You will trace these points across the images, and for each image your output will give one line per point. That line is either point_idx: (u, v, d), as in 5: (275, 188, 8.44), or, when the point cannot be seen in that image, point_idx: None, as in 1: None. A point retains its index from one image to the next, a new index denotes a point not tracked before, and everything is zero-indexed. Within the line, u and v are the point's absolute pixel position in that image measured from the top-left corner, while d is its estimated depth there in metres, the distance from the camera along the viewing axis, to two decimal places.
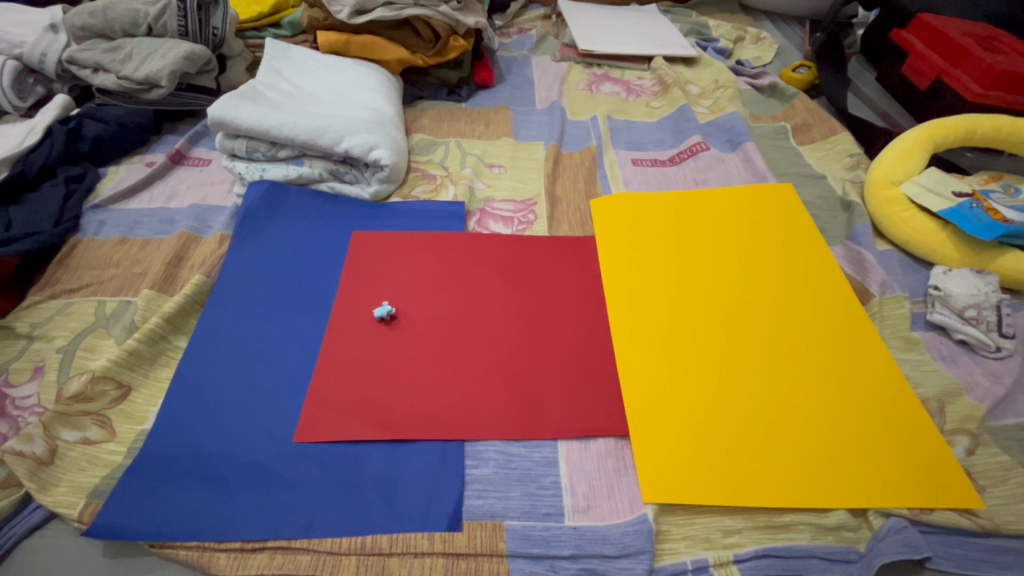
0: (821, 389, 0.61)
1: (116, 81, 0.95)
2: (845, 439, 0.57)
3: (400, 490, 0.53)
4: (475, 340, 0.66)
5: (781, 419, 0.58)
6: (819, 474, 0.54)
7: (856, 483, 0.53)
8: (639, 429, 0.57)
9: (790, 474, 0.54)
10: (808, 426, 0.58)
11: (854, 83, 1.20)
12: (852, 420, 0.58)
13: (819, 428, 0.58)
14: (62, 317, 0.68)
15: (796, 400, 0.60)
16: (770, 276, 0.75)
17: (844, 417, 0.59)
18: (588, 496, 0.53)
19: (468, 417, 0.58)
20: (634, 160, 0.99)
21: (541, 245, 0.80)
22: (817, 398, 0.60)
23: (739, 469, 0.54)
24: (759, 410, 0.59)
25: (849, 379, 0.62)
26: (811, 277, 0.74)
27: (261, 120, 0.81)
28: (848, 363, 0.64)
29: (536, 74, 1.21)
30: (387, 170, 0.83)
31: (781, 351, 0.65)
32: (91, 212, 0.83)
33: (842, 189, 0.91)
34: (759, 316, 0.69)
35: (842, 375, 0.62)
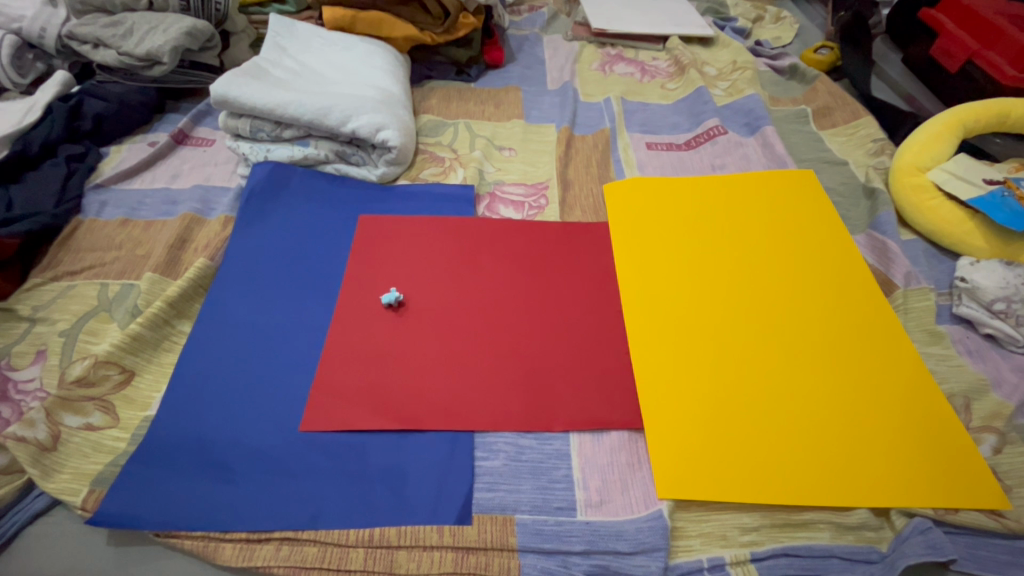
0: (845, 385, 0.59)
1: (118, 57, 0.92)
2: (870, 437, 0.55)
3: (409, 482, 0.52)
4: (486, 329, 0.64)
5: (805, 416, 0.56)
6: (844, 474, 0.52)
7: (882, 482, 0.52)
8: (656, 423, 0.56)
9: (814, 472, 0.52)
10: (833, 424, 0.56)
11: (877, 65, 1.16)
12: (877, 417, 0.56)
13: (843, 425, 0.56)
14: (64, 299, 0.66)
15: (819, 396, 0.58)
16: (791, 266, 0.72)
17: (869, 415, 0.57)
18: (601, 491, 0.51)
19: (478, 407, 0.57)
20: (648, 144, 0.96)
21: (553, 230, 0.78)
22: (841, 394, 0.58)
23: (760, 467, 0.52)
24: (781, 405, 0.57)
25: (874, 375, 0.60)
26: (834, 267, 0.72)
27: (265, 98, 0.78)
28: (872, 357, 0.61)
29: (548, 53, 1.17)
30: (395, 151, 0.81)
31: (802, 344, 0.63)
32: (92, 192, 0.82)
33: (865, 176, 0.87)
34: (779, 308, 0.67)
35: (867, 370, 0.60)
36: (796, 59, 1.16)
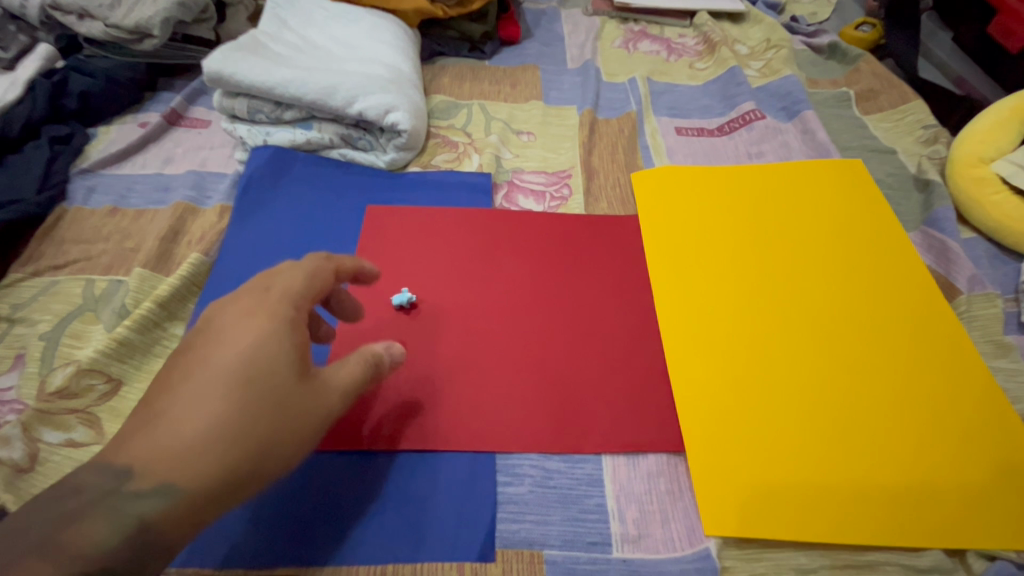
0: (906, 404, 0.53)
1: (105, 29, 0.85)
2: (936, 464, 0.50)
3: (425, 510, 0.47)
4: (508, 335, 0.59)
5: (863, 438, 0.51)
6: (907, 506, 0.48)
7: (948, 517, 0.47)
8: (700, 447, 0.50)
9: (875, 505, 0.48)
10: (894, 448, 0.51)
11: (924, 44, 1.07)
12: (943, 442, 0.51)
13: (906, 450, 0.51)
14: (46, 298, 0.61)
15: (879, 417, 0.52)
16: (841, 267, 0.65)
17: (934, 439, 0.51)
18: (640, 524, 0.46)
19: (504, 426, 0.52)
20: (677, 129, 0.88)
21: (578, 224, 0.71)
22: (902, 415, 0.53)
23: (816, 498, 0.48)
24: (837, 427, 0.52)
25: (937, 393, 0.54)
26: (887, 268, 0.65)
27: (263, 76, 0.71)
28: (934, 374, 0.56)
29: (567, 29, 1.09)
30: (405, 136, 0.74)
31: (858, 357, 0.57)
32: (78, 177, 0.75)
33: (917, 165, 0.80)
34: (831, 315, 0.60)
35: (929, 387, 0.55)
36: (835, 37, 1.07)
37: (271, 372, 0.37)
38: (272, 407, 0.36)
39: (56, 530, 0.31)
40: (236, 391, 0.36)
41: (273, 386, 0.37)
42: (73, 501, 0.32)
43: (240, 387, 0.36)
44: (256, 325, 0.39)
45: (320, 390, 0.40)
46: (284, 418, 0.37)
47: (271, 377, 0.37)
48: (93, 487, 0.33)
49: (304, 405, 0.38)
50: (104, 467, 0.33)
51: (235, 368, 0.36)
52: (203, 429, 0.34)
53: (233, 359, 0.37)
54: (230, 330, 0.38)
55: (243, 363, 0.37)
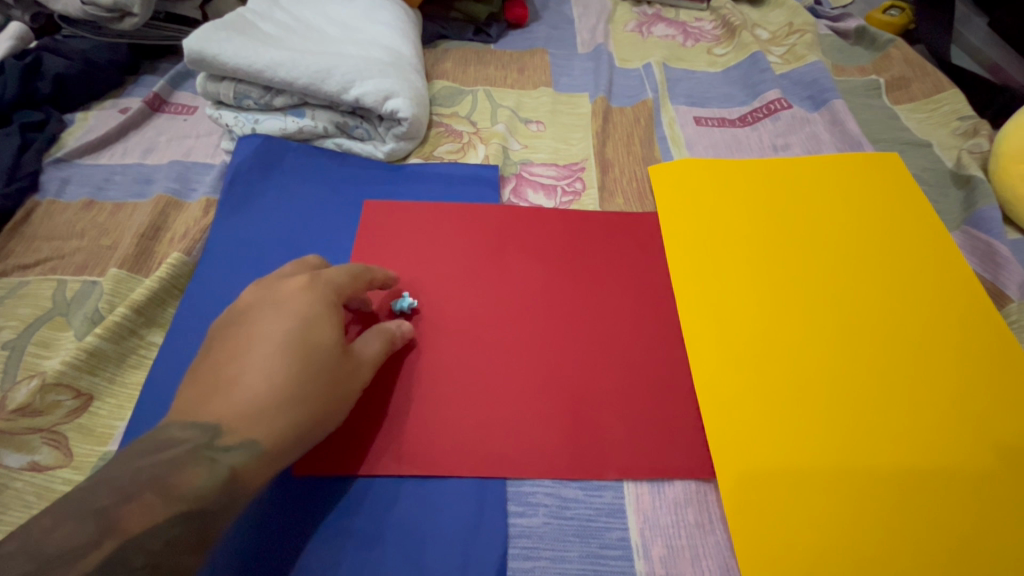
0: (931, 402, 0.52)
1: (81, 7, 0.79)
2: (963, 463, 0.49)
3: (432, 546, 0.44)
4: (520, 341, 0.55)
5: (890, 438, 0.50)
6: (936, 505, 0.47)
7: (978, 516, 0.46)
8: (723, 447, 0.49)
9: (903, 503, 0.47)
10: (920, 447, 0.50)
11: (957, 29, 1.01)
12: (969, 438, 0.50)
13: (934, 449, 0.50)
14: (13, 300, 0.56)
15: (904, 414, 0.51)
16: (867, 258, 0.63)
17: (960, 436, 0.50)
18: (666, 561, 0.44)
19: (519, 449, 0.48)
20: (696, 118, 0.82)
21: (593, 221, 0.66)
22: (928, 413, 0.52)
23: (847, 499, 0.47)
24: (863, 425, 0.51)
25: (965, 391, 0.53)
26: (915, 261, 0.63)
27: (250, 57, 0.65)
28: (962, 371, 0.54)
29: (576, 9, 1.01)
30: (406, 125, 0.68)
31: (883, 353, 0.55)
32: (52, 167, 0.69)
33: (955, 160, 0.75)
34: (855, 308, 0.59)
35: (954, 384, 0.53)
36: (863, 21, 1.01)
37: (326, 345, 0.42)
38: (328, 376, 0.42)
39: (161, 475, 0.34)
40: (300, 362, 0.40)
41: (330, 357, 0.42)
42: (168, 453, 0.35)
43: (302, 357, 0.40)
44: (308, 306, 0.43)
45: (359, 363, 0.45)
46: (337, 385, 0.42)
47: (327, 351, 0.42)
48: (186, 441, 0.36)
49: (350, 375, 0.43)
50: (191, 424, 0.37)
51: (299, 344, 0.41)
52: (277, 393, 0.39)
53: (294, 334, 0.41)
54: (286, 309, 0.43)
55: (306, 338, 0.41)
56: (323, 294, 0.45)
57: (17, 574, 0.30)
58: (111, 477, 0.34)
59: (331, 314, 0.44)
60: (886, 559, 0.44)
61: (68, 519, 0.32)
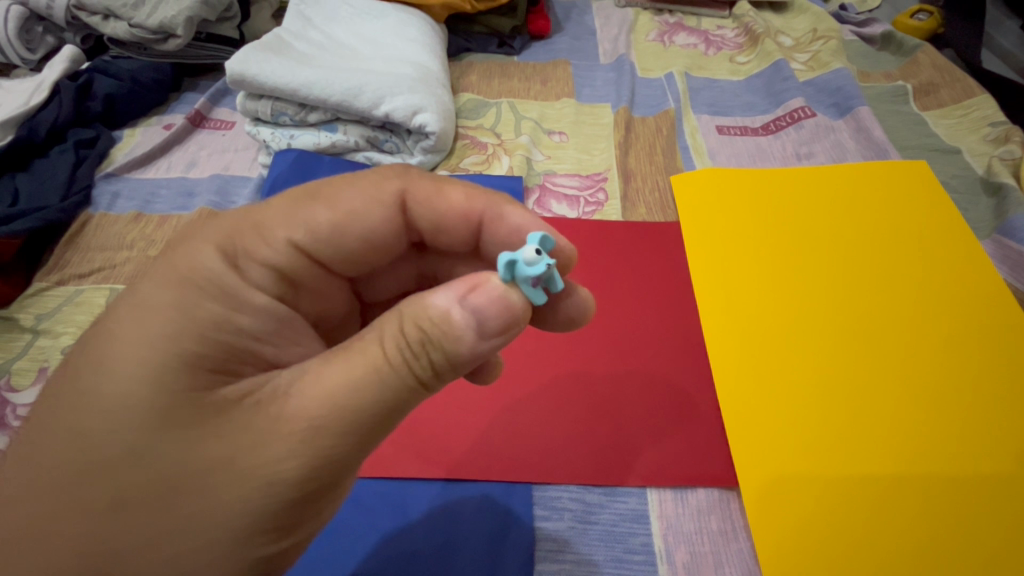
0: (962, 412, 0.52)
1: (129, 29, 0.84)
2: (996, 472, 0.49)
3: (460, 548, 0.45)
4: (546, 347, 0.56)
5: (921, 449, 0.50)
6: (965, 516, 0.47)
7: (1010, 526, 0.46)
8: (746, 453, 0.50)
9: (931, 510, 0.47)
10: (950, 456, 0.49)
11: (988, 32, 0.99)
12: (1002, 448, 0.50)
13: (964, 459, 0.49)
14: (70, 308, 0.60)
15: (933, 423, 0.51)
16: (895, 265, 0.63)
17: (994, 447, 0.50)
18: (690, 567, 0.45)
19: (545, 453, 0.50)
20: (719, 127, 0.83)
21: (617, 232, 0.67)
22: (958, 422, 0.51)
23: (873, 510, 0.47)
24: (891, 434, 0.51)
25: (993, 394, 0.53)
26: (946, 269, 0.62)
27: (287, 77, 0.69)
28: (989, 374, 0.54)
29: (598, 20, 1.02)
30: (434, 138, 0.71)
31: (911, 360, 0.55)
32: (102, 182, 0.74)
33: (986, 167, 0.74)
34: (882, 316, 0.59)
35: (986, 393, 0.53)
36: (889, 26, 1.00)
37: (191, 361, 0.32)
38: (185, 405, 0.31)
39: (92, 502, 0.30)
40: (136, 386, 0.30)
41: (191, 379, 0.31)
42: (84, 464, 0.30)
43: (135, 372, 0.31)
44: (188, 284, 0.34)
45: (288, 396, 0.32)
46: (212, 433, 0.30)
47: (190, 369, 0.31)
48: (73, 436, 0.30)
49: (246, 424, 0.31)
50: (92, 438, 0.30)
51: (141, 354, 0.31)
52: (100, 424, 0.30)
53: (143, 337, 0.32)
54: (149, 287, 0.34)
55: (148, 347, 0.31)
56: (223, 266, 0.35)
57: None
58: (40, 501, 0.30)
59: (214, 303, 0.34)
60: (911, 561, 0.44)
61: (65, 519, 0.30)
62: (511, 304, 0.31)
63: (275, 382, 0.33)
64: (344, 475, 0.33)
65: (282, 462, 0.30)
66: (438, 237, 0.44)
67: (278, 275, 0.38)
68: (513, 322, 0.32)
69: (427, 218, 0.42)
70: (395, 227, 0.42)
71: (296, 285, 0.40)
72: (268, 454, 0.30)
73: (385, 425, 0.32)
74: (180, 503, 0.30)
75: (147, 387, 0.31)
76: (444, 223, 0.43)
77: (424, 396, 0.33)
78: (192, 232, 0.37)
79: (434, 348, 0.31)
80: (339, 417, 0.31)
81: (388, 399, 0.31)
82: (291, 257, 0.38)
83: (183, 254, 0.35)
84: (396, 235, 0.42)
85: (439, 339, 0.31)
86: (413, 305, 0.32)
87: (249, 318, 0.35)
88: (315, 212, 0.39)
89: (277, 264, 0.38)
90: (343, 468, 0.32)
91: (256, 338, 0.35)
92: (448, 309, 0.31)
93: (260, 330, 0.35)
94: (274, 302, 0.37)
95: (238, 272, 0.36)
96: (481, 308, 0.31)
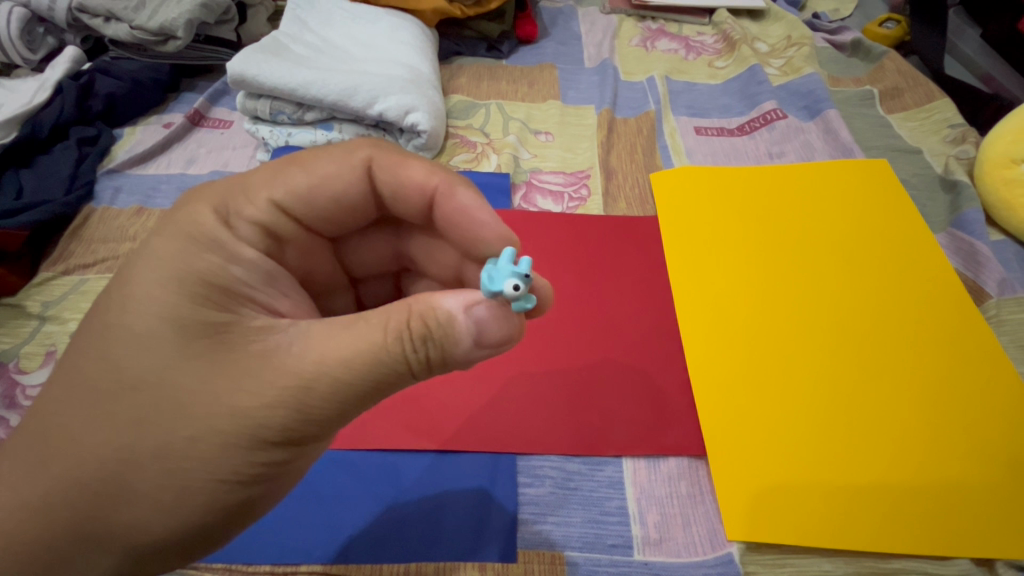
0: (925, 401, 0.55)
1: (130, 31, 0.87)
2: (949, 453, 0.52)
3: (448, 512, 0.49)
4: (531, 335, 0.60)
5: (894, 449, 0.52)
6: (923, 498, 0.50)
7: (979, 530, 0.49)
8: (714, 428, 0.54)
9: (884, 477, 0.51)
10: (930, 467, 0.51)
11: (951, 40, 1.04)
12: (979, 457, 0.52)
13: (944, 467, 0.52)
14: (75, 296, 0.63)
15: (916, 432, 0.53)
16: (876, 273, 0.66)
17: (973, 457, 0.52)
18: (660, 527, 0.49)
19: (528, 428, 0.53)
20: (697, 128, 0.87)
21: (598, 224, 0.71)
22: (940, 432, 0.54)
23: (829, 479, 0.51)
24: (871, 438, 0.53)
25: (943, 372, 0.57)
26: (927, 280, 0.65)
27: (286, 77, 0.72)
28: (939, 353, 0.59)
29: (584, 26, 1.07)
30: (425, 137, 0.75)
31: (893, 367, 0.58)
32: (105, 177, 0.77)
33: (944, 165, 0.79)
34: (864, 321, 0.61)
35: (969, 405, 0.55)
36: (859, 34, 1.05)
37: (196, 302, 0.36)
38: (196, 337, 0.35)
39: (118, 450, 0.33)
40: (152, 319, 0.35)
41: (195, 317, 0.35)
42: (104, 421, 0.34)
43: (147, 317, 0.35)
44: (183, 240, 0.38)
45: (291, 351, 0.35)
46: (216, 370, 0.34)
47: (193, 309, 0.36)
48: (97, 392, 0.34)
49: (242, 356, 0.35)
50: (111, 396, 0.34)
51: (155, 293, 0.35)
52: (141, 357, 0.34)
53: (156, 282, 0.36)
54: (158, 241, 0.38)
55: (163, 288, 0.36)
56: (216, 223, 0.39)
57: (104, 517, 0.33)
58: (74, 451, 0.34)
59: (212, 256, 0.38)
60: (863, 523, 0.49)
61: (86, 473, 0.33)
62: (508, 336, 0.35)
63: (276, 337, 0.36)
64: (321, 433, 0.36)
65: (272, 411, 0.34)
66: (396, 204, 0.46)
67: (264, 231, 0.42)
68: (506, 342, 0.36)
69: (388, 184, 0.44)
70: (364, 194, 0.45)
71: (280, 241, 0.44)
72: (256, 394, 0.34)
73: (371, 395, 0.35)
74: (195, 450, 0.33)
75: (175, 327, 0.35)
76: (404, 192, 0.45)
77: (407, 381, 0.36)
78: (188, 197, 0.41)
79: (434, 343, 0.35)
80: (331, 383, 0.34)
81: (378, 378, 0.35)
82: (274, 215, 0.42)
83: (183, 214, 0.39)
84: (364, 198, 0.45)
85: (439, 339, 0.35)
86: (421, 302, 0.35)
87: (242, 269, 0.39)
88: (292, 174, 0.43)
89: (263, 222, 0.42)
90: (322, 426, 0.35)
91: (248, 285, 0.39)
92: (454, 314, 0.35)
93: (251, 281, 0.39)
94: (262, 257, 0.41)
95: (230, 229, 0.40)
96: (483, 322, 0.35)
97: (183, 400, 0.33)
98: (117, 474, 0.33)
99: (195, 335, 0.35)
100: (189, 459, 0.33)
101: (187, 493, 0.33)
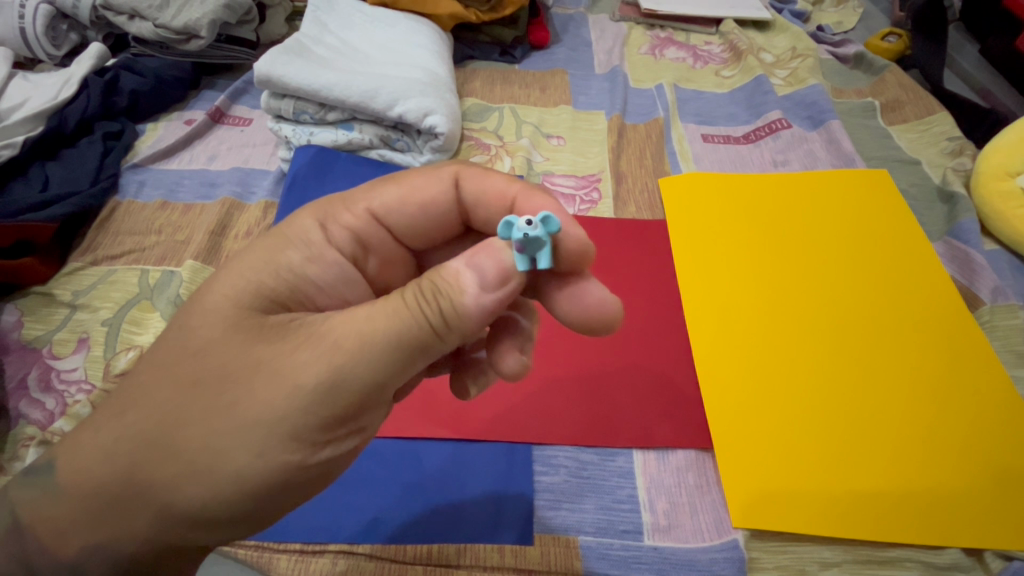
0: (923, 403, 0.58)
1: (153, 29, 0.89)
2: (944, 452, 0.55)
3: (467, 498, 0.51)
4: (558, 333, 0.63)
5: (892, 448, 0.55)
6: (920, 494, 0.53)
7: (971, 527, 0.51)
8: (722, 424, 0.56)
9: (883, 474, 0.54)
10: (927, 469, 0.54)
11: (951, 55, 1.07)
12: (973, 464, 0.55)
13: (940, 470, 0.54)
14: (104, 286, 0.66)
15: (914, 432, 0.56)
16: (880, 283, 0.68)
17: (967, 463, 0.55)
18: (669, 514, 0.51)
19: (545, 420, 0.56)
20: (704, 136, 0.90)
21: (624, 231, 0.74)
22: (937, 436, 0.56)
23: (831, 474, 0.54)
24: (872, 441, 0.55)
25: (941, 376, 0.60)
26: (928, 290, 0.68)
27: (309, 79, 0.74)
28: (937, 358, 0.61)
29: (594, 34, 1.09)
30: (442, 139, 0.77)
31: (895, 376, 0.60)
32: (129, 171, 0.79)
33: (941, 177, 0.82)
34: (868, 330, 0.64)
35: (964, 410, 0.58)
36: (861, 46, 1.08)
37: (267, 290, 0.40)
38: (265, 330, 0.37)
39: (172, 428, 0.36)
40: (224, 301, 0.39)
41: (262, 302, 0.39)
42: (158, 402, 0.37)
43: (226, 308, 0.38)
44: (276, 242, 0.42)
45: (321, 327, 0.37)
46: (270, 338, 0.37)
47: (265, 296, 0.39)
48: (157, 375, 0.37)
49: (289, 338, 0.37)
50: (169, 380, 0.37)
51: (236, 281, 0.40)
52: (198, 345, 0.37)
53: (247, 278, 0.40)
54: (262, 243, 0.42)
55: (244, 277, 0.40)
56: (314, 228, 0.43)
57: (155, 487, 0.36)
58: (130, 430, 0.37)
59: (295, 253, 0.41)
60: (862, 514, 0.52)
61: (142, 448, 0.36)
62: (505, 266, 0.36)
63: (318, 315, 0.38)
64: (361, 401, 0.37)
65: (301, 377, 0.35)
66: (473, 213, 0.47)
67: (353, 237, 0.45)
68: (508, 280, 0.37)
69: (466, 195, 0.47)
70: (445, 204, 0.47)
71: (366, 248, 0.46)
72: (289, 376, 0.35)
73: (400, 365, 0.36)
74: (239, 431, 0.35)
75: (238, 320, 0.38)
76: (478, 201, 0.47)
77: (435, 344, 0.37)
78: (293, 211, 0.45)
79: (444, 297, 0.36)
80: (361, 340, 0.35)
81: (402, 335, 0.35)
82: (368, 223, 0.46)
83: (289, 226, 0.43)
84: (442, 208, 0.47)
85: (447, 291, 0.36)
86: (432, 270, 0.37)
87: (320, 269, 0.42)
88: (385, 190, 0.46)
89: (355, 229, 0.45)
90: (359, 391, 0.36)
91: (320, 287, 0.42)
92: (458, 271, 0.36)
93: (327, 279, 0.42)
94: (343, 259, 0.43)
95: (324, 232, 0.44)
96: (483, 267, 0.36)
97: (235, 385, 0.36)
98: (170, 449, 0.36)
99: (250, 330, 0.37)
100: (236, 440, 0.35)
101: (232, 471, 0.35)
